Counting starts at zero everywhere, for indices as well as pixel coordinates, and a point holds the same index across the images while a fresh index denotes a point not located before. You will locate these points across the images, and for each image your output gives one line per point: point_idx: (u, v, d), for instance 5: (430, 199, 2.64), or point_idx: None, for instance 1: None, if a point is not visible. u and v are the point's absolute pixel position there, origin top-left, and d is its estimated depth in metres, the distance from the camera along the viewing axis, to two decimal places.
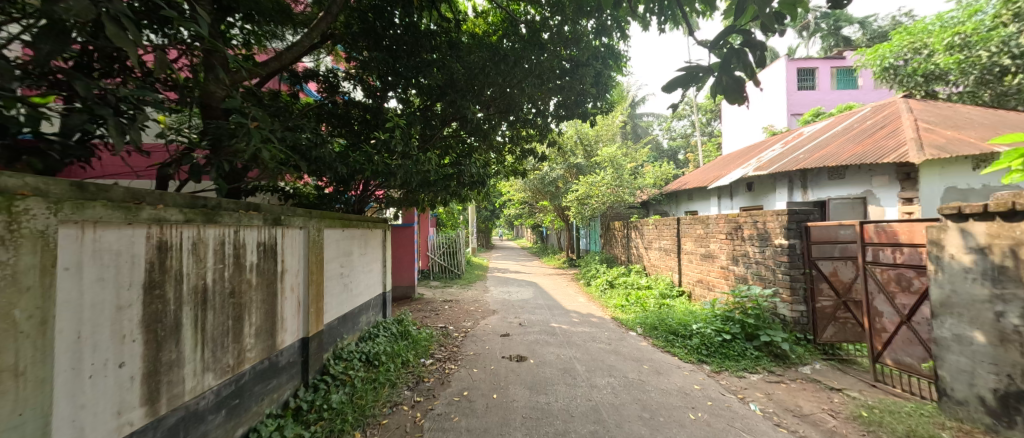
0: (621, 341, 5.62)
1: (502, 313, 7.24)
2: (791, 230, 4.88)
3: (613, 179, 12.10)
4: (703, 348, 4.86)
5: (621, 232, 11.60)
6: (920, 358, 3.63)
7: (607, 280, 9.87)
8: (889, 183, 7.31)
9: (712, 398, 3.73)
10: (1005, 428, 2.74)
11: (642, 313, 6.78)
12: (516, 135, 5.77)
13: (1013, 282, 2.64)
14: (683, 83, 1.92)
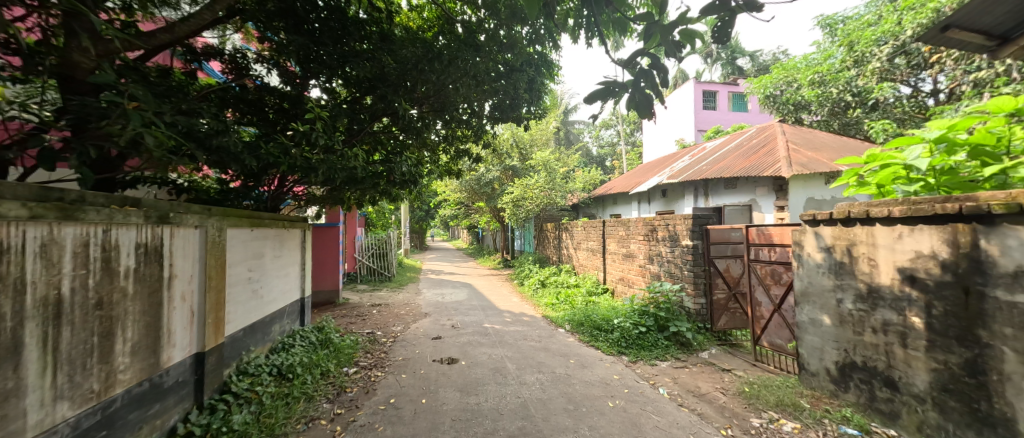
0: (551, 338, 5.93)
1: (434, 315, 7.21)
2: (694, 232, 5.53)
3: (545, 182, 12.58)
4: (623, 341, 5.32)
5: (552, 234, 12.10)
6: (787, 339, 4.36)
7: (539, 279, 10.27)
8: (768, 193, 8.59)
9: (629, 386, 4.12)
10: (843, 392, 3.41)
11: (571, 310, 7.19)
12: (450, 134, 5.82)
13: (848, 274, 3.31)
14: (601, 97, 2.04)
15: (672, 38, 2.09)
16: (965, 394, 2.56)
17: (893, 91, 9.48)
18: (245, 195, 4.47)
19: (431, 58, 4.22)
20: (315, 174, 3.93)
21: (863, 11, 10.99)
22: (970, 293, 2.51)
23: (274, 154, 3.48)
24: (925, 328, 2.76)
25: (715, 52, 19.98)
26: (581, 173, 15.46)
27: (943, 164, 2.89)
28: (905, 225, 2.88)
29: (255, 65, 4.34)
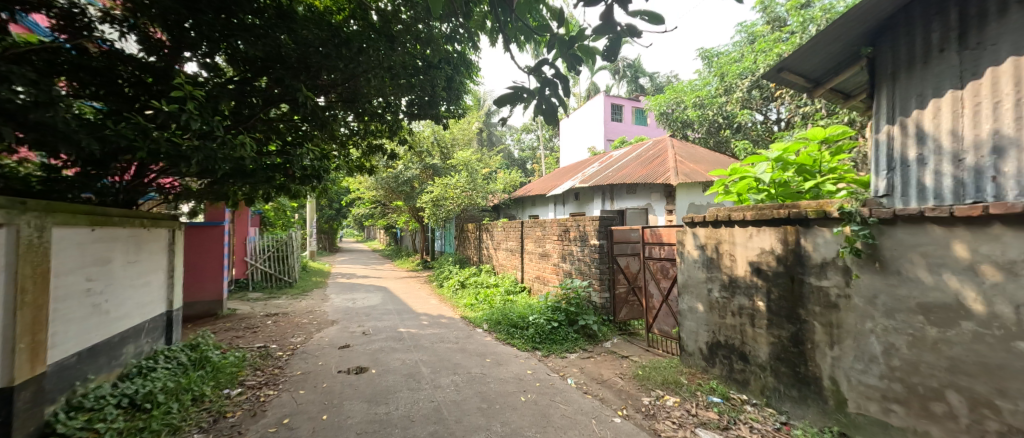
0: (468, 338, 6.01)
1: (343, 323, 6.82)
2: (601, 232, 6.04)
3: (466, 183, 12.63)
4: (537, 337, 5.61)
5: (472, 234, 12.20)
6: (672, 326, 5.01)
7: (458, 280, 10.30)
8: (660, 198, 9.82)
9: (540, 380, 4.38)
10: (712, 367, 4.04)
11: (489, 310, 7.35)
12: (365, 128, 5.62)
13: (716, 267, 3.93)
14: (510, 102, 2.16)
15: (573, 52, 2.26)
16: (792, 360, 3.22)
17: (752, 117, 11.40)
18: (83, 187, 3.79)
19: (338, 43, 4.02)
20: (189, 164, 3.50)
21: (730, 48, 13.10)
22: (794, 280, 3.18)
23: (127, 135, 2.97)
24: (766, 309, 3.42)
25: (622, 70, 21.92)
26: (502, 174, 15.78)
27: (781, 177, 3.63)
28: (754, 226, 3.52)
29: (103, 26, 3.54)
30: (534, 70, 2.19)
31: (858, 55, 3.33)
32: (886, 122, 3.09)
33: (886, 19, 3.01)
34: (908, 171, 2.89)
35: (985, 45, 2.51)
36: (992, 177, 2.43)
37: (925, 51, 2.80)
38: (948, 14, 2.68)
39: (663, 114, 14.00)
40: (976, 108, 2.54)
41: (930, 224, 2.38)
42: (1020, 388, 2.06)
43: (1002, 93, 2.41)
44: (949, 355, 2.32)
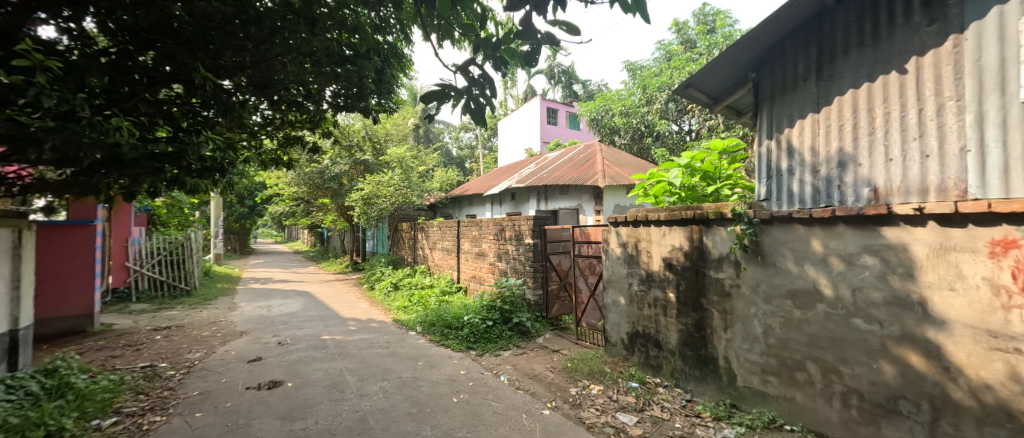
0: (400, 342, 5.86)
1: (257, 333, 6.25)
2: (535, 231, 6.24)
3: (400, 180, 12.21)
4: (471, 337, 5.64)
5: (407, 234, 11.87)
6: (598, 319, 5.34)
7: (391, 282, 9.97)
8: (590, 199, 10.52)
9: (474, 379, 4.42)
10: (631, 355, 4.39)
11: (423, 311, 7.22)
12: (282, 117, 5.16)
13: (635, 263, 4.28)
14: (437, 99, 2.17)
15: (499, 54, 2.33)
16: (695, 344, 3.63)
17: (669, 127, 12.51)
18: None
19: (246, 20, 3.52)
20: (39, 148, 2.79)
21: (651, 63, 14.21)
22: (698, 272, 3.59)
23: None
24: (676, 300, 3.80)
25: (557, 75, 22.74)
26: (438, 173, 15.52)
27: (689, 181, 4.07)
28: (666, 225, 3.90)
29: None
30: (462, 69, 2.21)
31: (747, 79, 3.89)
32: (766, 137, 3.61)
33: (767, 50, 3.57)
34: (782, 180, 3.42)
35: (834, 76, 3.07)
36: (837, 186, 2.98)
37: (794, 79, 3.38)
38: (809, 49, 3.25)
39: (594, 120, 14.73)
40: (827, 128, 3.09)
41: (796, 224, 2.87)
42: (856, 354, 2.55)
43: (844, 117, 2.97)
44: (809, 332, 2.80)
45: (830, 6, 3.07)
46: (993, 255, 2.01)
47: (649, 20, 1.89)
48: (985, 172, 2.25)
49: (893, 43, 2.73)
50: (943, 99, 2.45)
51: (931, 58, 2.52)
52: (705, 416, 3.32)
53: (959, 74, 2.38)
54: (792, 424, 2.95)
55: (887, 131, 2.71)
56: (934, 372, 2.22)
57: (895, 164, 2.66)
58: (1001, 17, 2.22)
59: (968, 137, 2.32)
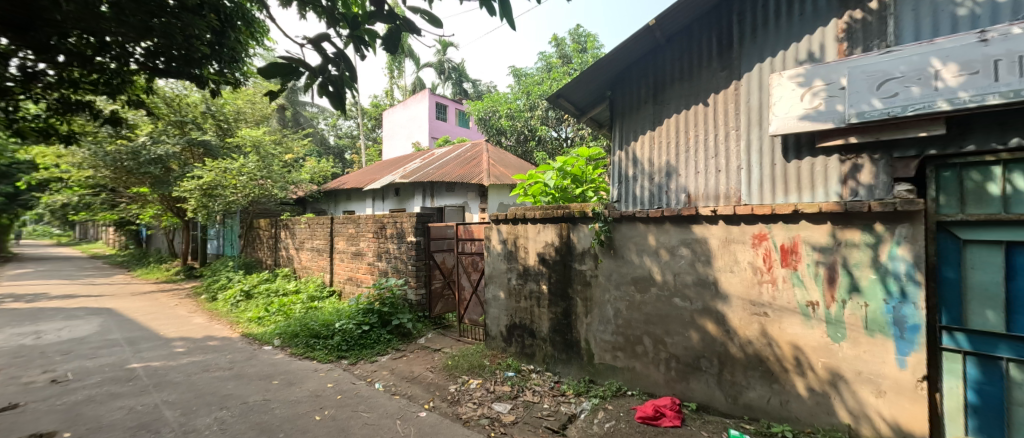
0: (249, 360, 5.04)
1: (21, 371, 4.65)
2: (418, 229, 6.00)
3: (256, 169, 10.35)
4: (344, 344, 5.19)
5: (267, 233, 10.31)
6: (480, 314, 5.44)
7: (242, 289, 8.50)
8: (475, 197, 10.50)
9: (342, 391, 4.06)
10: (509, 346, 4.57)
11: (285, 321, 6.37)
12: (62, 73, 3.53)
13: (514, 258, 4.45)
14: (283, 74, 1.88)
15: (359, 34, 2.13)
16: (562, 331, 4.02)
17: (549, 133, 13.43)
18: None
19: None
20: None
21: (533, 71, 15.05)
22: (565, 266, 3.96)
23: None
24: (548, 291, 4.11)
25: (446, 71, 22.40)
26: (306, 163, 13.75)
27: (562, 183, 4.41)
28: (541, 223, 4.13)
29: None
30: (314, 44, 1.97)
31: (604, 97, 4.37)
32: (618, 149, 4.15)
33: (618, 73, 4.06)
34: (627, 187, 4.00)
35: (664, 102, 3.75)
36: (666, 191, 3.68)
37: (637, 100, 3.96)
38: (648, 77, 3.87)
39: (481, 120, 14.83)
40: (659, 144, 3.76)
41: (637, 221, 3.50)
42: (676, 327, 3.31)
43: (671, 136, 3.67)
44: (646, 311, 3.47)
45: (662, 44, 3.71)
46: (754, 243, 2.91)
47: (513, 25, 1.93)
48: (753, 185, 3.15)
49: (701, 81, 3.52)
50: (729, 128, 3.29)
51: (722, 96, 3.36)
52: (568, 394, 3.70)
53: (738, 111, 3.25)
54: (633, 389, 3.58)
55: (695, 149, 3.51)
56: (722, 335, 3.06)
57: (702, 175, 3.44)
58: (758, 74, 3.17)
59: (744, 158, 3.20)
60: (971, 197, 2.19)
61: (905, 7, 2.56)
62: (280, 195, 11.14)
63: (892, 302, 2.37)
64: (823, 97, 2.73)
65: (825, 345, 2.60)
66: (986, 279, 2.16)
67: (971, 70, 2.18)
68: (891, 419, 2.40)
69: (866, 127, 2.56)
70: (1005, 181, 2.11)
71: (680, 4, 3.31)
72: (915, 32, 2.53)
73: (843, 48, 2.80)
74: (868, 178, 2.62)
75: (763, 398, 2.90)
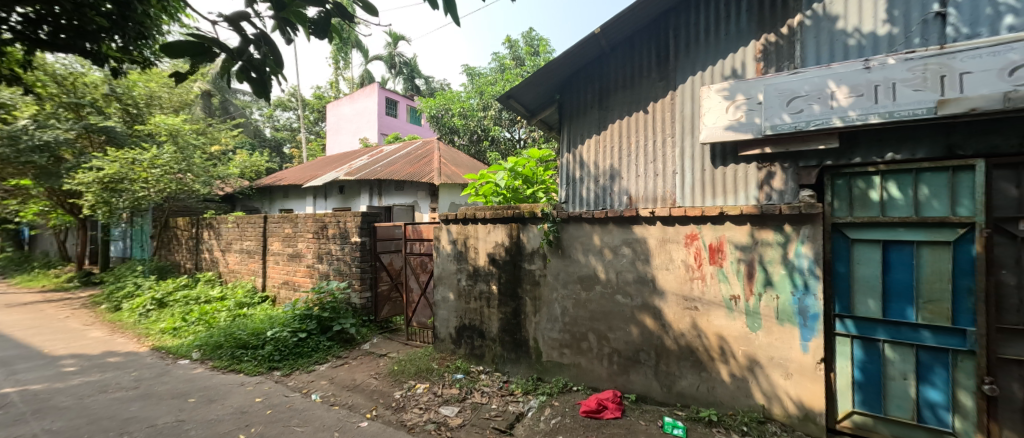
0: (160, 377, 4.53)
1: None
2: (363, 229, 5.66)
3: (174, 161, 9.14)
4: (276, 354, 4.86)
5: (185, 233, 9.43)
6: (429, 317, 5.20)
7: (154, 297, 7.58)
8: (426, 196, 10.47)
9: (273, 405, 3.84)
10: (458, 348, 4.56)
11: (205, 332, 5.74)
12: None
13: (463, 259, 4.43)
14: (194, 54, 1.74)
15: (283, 15, 2.02)
16: (512, 330, 4.12)
17: (502, 134, 13.68)
18: None
19: None
20: None
21: (487, 71, 15.17)
22: (516, 265, 4.07)
23: None
24: (498, 291, 4.18)
25: (398, 64, 21.42)
26: (237, 156, 12.45)
27: (513, 183, 4.51)
28: (491, 223, 4.21)
29: None
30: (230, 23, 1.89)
31: (553, 100, 4.50)
32: (565, 151, 4.27)
33: (566, 77, 4.20)
34: (574, 188, 4.15)
35: (608, 108, 3.94)
36: (610, 193, 3.87)
37: (584, 105, 4.12)
38: (594, 83, 4.04)
39: (434, 118, 14.57)
40: (604, 147, 3.94)
41: (584, 222, 3.70)
42: (619, 322, 3.56)
43: (615, 140, 3.86)
44: (592, 309, 3.68)
45: (607, 52, 3.90)
46: (687, 243, 3.23)
47: (457, 22, 1.96)
48: (687, 189, 3.42)
49: (642, 89, 3.74)
50: (666, 135, 3.54)
51: (660, 104, 3.61)
52: (517, 392, 3.81)
53: (674, 120, 3.51)
54: (578, 384, 3.76)
55: (636, 153, 3.73)
56: (659, 329, 3.36)
57: (642, 178, 3.66)
58: (691, 86, 3.44)
59: (679, 164, 3.46)
60: (858, 202, 2.83)
61: (807, 35, 2.99)
62: (202, 192, 9.89)
63: (797, 294, 2.83)
64: (745, 110, 3.06)
65: (745, 335, 3.02)
66: (867, 273, 2.81)
67: (858, 93, 2.66)
68: (796, 397, 2.86)
69: (778, 139, 2.96)
70: (880, 193, 2.76)
71: (624, 14, 3.51)
72: (816, 55, 2.97)
73: (760, 67, 3.16)
74: (780, 184, 3.02)
75: (693, 386, 3.24)
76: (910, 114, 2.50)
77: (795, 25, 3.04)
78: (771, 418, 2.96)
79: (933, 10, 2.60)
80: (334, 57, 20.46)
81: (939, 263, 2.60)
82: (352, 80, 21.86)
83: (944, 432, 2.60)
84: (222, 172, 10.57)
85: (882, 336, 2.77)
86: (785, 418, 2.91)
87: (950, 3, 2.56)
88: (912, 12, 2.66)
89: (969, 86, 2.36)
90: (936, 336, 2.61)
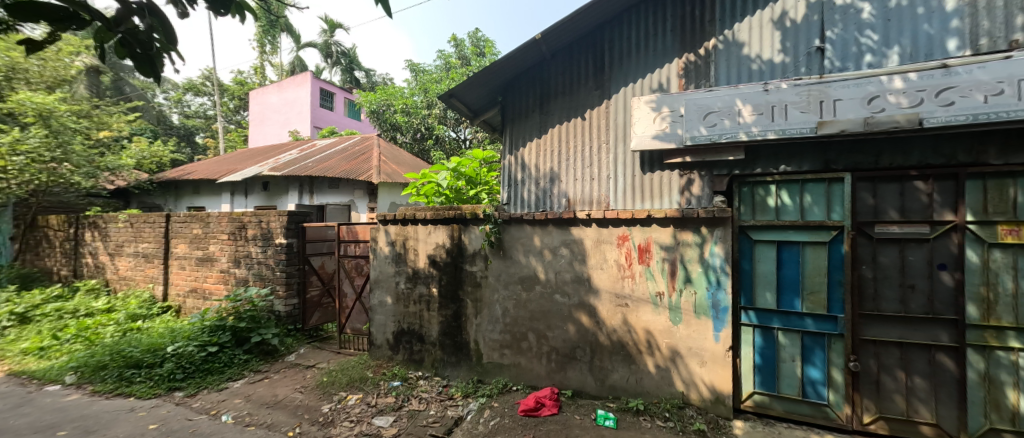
0: (18, 408, 3.74)
1: None
2: (290, 230, 5.21)
3: (45, 146, 7.58)
4: (178, 372, 4.26)
5: (59, 235, 7.91)
6: (364, 322, 4.93)
7: (13, 310, 6.24)
8: (363, 195, 9.80)
9: (173, 432, 3.35)
10: (395, 354, 4.36)
11: (84, 350, 4.85)
12: None
13: (402, 261, 4.28)
14: (53, 18, 1.39)
15: None
16: (453, 333, 4.06)
17: (447, 133, 13.44)
18: None
19: None
20: None
21: (432, 68, 14.85)
22: (457, 267, 4.04)
23: None
24: (438, 294, 4.11)
25: (334, 54, 20.03)
26: (133, 144, 10.76)
27: (456, 183, 4.51)
28: (432, 224, 4.13)
29: None
30: None
31: (495, 102, 4.56)
32: (507, 153, 4.34)
33: (508, 80, 4.28)
34: (515, 189, 4.23)
35: (549, 112, 4.09)
36: (550, 195, 4.01)
37: (526, 108, 4.23)
38: (536, 88, 4.18)
39: (374, 113, 13.88)
40: (544, 151, 4.09)
41: (525, 224, 3.80)
42: (557, 321, 3.69)
43: (554, 144, 4.02)
44: (531, 308, 3.77)
45: (548, 58, 4.06)
46: (619, 244, 3.47)
47: (389, 14, 1.83)
48: (619, 193, 3.67)
49: (580, 96, 3.94)
50: (602, 142, 3.78)
51: (596, 112, 3.84)
52: (457, 396, 3.77)
53: (609, 127, 3.76)
54: (518, 384, 3.82)
55: (575, 157, 3.91)
56: (594, 325, 3.55)
57: (579, 182, 3.85)
58: (623, 96, 3.72)
59: (613, 169, 3.70)
60: (759, 208, 3.26)
61: (720, 57, 3.38)
62: (84, 184, 8.41)
63: (711, 290, 3.18)
64: (669, 121, 3.36)
65: (668, 328, 3.31)
66: (766, 269, 3.24)
67: (759, 112, 3.08)
68: (709, 383, 3.19)
69: (697, 149, 3.29)
70: (776, 200, 3.21)
71: (564, 22, 3.69)
72: (728, 77, 3.35)
73: (682, 82, 3.50)
74: (698, 191, 3.36)
75: (624, 378, 3.46)
76: (799, 132, 2.96)
77: (710, 47, 3.42)
78: (689, 404, 3.26)
79: (815, 45, 3.12)
80: (258, 39, 18.61)
81: (819, 259, 3.10)
82: (280, 66, 19.98)
83: (822, 404, 3.08)
84: (111, 160, 9.04)
85: (777, 324, 3.20)
86: (701, 403, 3.23)
87: (827, 41, 3.09)
88: (799, 45, 3.16)
89: (841, 111, 2.87)
90: (816, 322, 3.10)
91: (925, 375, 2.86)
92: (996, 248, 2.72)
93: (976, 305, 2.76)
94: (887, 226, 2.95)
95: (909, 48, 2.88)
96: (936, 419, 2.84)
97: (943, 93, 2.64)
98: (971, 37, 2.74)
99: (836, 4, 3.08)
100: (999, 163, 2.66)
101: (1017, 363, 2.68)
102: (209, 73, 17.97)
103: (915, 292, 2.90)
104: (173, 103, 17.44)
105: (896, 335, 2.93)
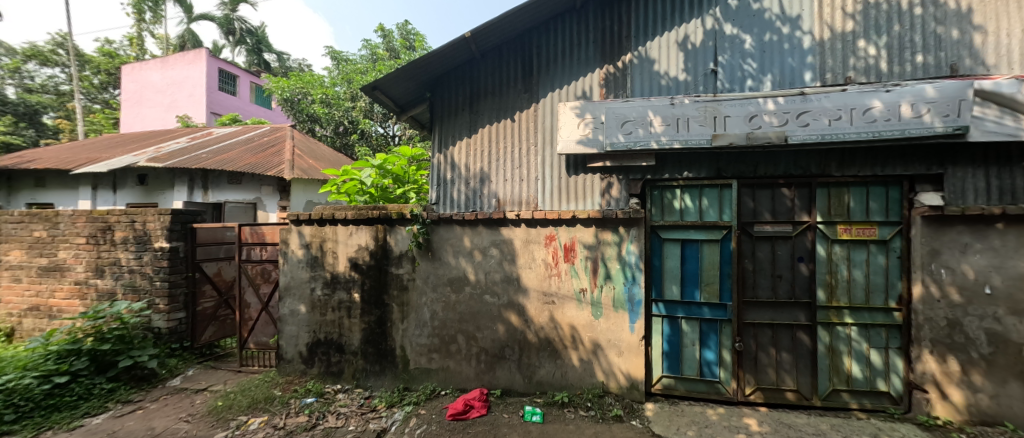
0: None
1: None
2: (174, 232, 4.45)
3: None
4: (8, 411, 3.33)
5: None
6: (272, 335, 4.40)
7: None
8: (272, 193, 8.73)
9: None
10: (310, 368, 3.96)
11: None
12: None
13: (319, 265, 3.91)
14: None
15: None
16: (376, 340, 3.83)
17: (373, 128, 12.72)
18: None
19: None
20: None
21: (356, 58, 13.90)
22: (381, 270, 3.82)
23: None
24: (360, 300, 3.83)
25: (236, 32, 17.62)
26: None
27: (381, 182, 4.32)
28: (353, 224, 3.85)
29: None
30: None
31: (423, 98, 4.40)
32: (436, 150, 4.22)
33: (436, 76, 4.17)
34: (444, 188, 4.13)
35: (478, 112, 4.08)
36: (479, 195, 4.00)
37: (455, 106, 4.17)
38: (465, 86, 4.13)
39: (287, 102, 12.46)
40: (474, 151, 4.06)
41: (454, 224, 3.74)
42: (486, 322, 3.69)
43: (485, 144, 4.02)
44: (460, 310, 3.72)
45: (477, 57, 4.05)
46: (546, 243, 3.58)
47: None
48: (547, 194, 3.78)
49: (509, 98, 3.99)
50: (531, 143, 3.88)
51: (524, 114, 3.92)
52: (381, 407, 3.55)
53: (538, 131, 3.87)
54: (446, 388, 3.73)
55: (506, 157, 3.95)
56: (522, 324, 3.62)
57: (509, 183, 3.89)
58: (550, 101, 3.86)
59: (541, 171, 3.81)
60: (667, 209, 3.62)
61: (635, 71, 3.69)
62: None
63: (627, 285, 3.44)
64: (592, 128, 3.56)
65: (590, 322, 3.51)
66: (672, 264, 3.60)
67: (667, 123, 3.41)
68: (626, 371, 3.45)
69: (615, 155, 3.54)
70: (680, 203, 3.59)
71: (493, 24, 3.72)
72: (642, 89, 3.67)
73: (603, 92, 3.75)
74: (616, 193, 3.61)
75: (550, 373, 3.58)
76: (699, 143, 3.35)
77: (627, 61, 3.71)
78: (608, 392, 3.48)
79: (710, 67, 3.56)
80: (134, 5, 15.65)
81: (713, 255, 3.54)
82: (164, 39, 17.02)
83: (715, 380, 3.52)
84: None
85: (681, 314, 3.58)
86: (619, 390, 3.47)
87: (720, 64, 3.55)
88: (698, 66, 3.59)
89: (730, 126, 3.31)
90: (711, 310, 3.53)
91: (789, 350, 3.43)
92: (837, 243, 3.37)
93: (824, 290, 3.39)
94: (763, 225, 3.48)
95: (778, 77, 3.43)
96: (797, 386, 3.41)
97: (802, 116, 3.19)
98: (821, 72, 3.37)
99: (726, 33, 3.56)
100: (839, 174, 3.30)
101: (850, 335, 3.34)
102: (62, 39, 14.63)
103: (782, 280, 3.46)
104: (6, 73, 13.93)
105: (769, 318, 3.47)
